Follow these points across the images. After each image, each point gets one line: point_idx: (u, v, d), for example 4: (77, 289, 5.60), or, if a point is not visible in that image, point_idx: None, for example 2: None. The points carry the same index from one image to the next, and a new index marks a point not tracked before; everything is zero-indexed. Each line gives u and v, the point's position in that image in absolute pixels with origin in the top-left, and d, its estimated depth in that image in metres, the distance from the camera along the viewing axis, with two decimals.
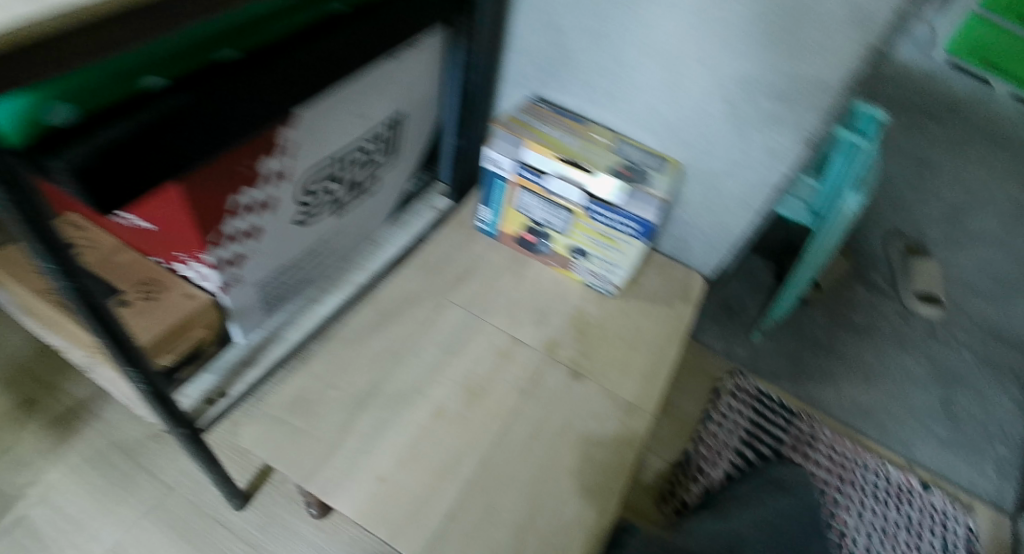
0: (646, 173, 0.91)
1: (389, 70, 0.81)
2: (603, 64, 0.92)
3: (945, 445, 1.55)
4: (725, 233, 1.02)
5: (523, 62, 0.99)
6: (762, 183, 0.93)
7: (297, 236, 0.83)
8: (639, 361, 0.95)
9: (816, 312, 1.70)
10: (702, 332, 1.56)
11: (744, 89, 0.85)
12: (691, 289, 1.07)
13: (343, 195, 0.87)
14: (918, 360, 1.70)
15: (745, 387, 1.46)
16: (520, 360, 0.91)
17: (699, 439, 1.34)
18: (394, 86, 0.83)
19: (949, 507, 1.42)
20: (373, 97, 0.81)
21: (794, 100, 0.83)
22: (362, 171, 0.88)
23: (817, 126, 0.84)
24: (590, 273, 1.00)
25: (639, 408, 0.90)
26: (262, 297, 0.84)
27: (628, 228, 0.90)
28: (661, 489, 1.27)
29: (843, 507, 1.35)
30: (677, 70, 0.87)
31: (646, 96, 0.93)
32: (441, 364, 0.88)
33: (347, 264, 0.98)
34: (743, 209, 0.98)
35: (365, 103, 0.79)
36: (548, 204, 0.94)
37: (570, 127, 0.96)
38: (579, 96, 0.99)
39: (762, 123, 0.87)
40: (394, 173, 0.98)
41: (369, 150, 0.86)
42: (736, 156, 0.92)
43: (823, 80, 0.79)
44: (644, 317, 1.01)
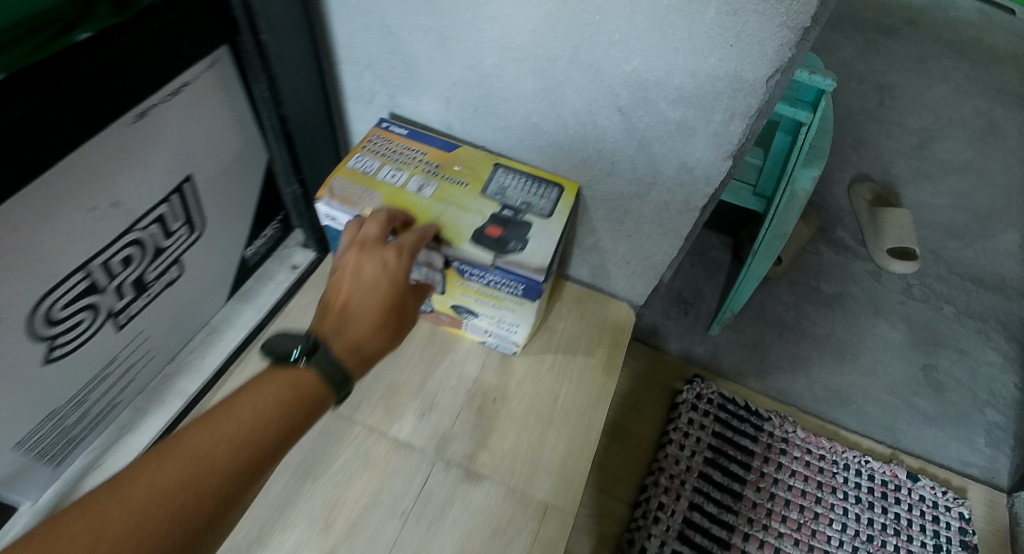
0: (527, 226, 0.70)
1: (148, 136, 0.57)
2: (459, 73, 0.70)
3: (929, 421, 1.41)
4: (649, 260, 0.82)
5: (361, 78, 0.75)
6: (683, 205, 0.73)
7: (64, 372, 0.62)
8: (556, 443, 0.77)
9: (780, 288, 1.53)
10: (653, 333, 1.39)
11: (641, 96, 0.63)
12: (618, 330, 0.87)
13: (128, 303, 0.65)
14: (895, 326, 1.54)
15: (707, 395, 1.27)
16: (399, 469, 0.74)
17: (658, 469, 1.18)
18: (167, 154, 0.60)
19: (938, 497, 1.27)
20: (127, 174, 0.57)
21: (706, 105, 0.61)
22: (151, 270, 0.65)
23: (742, 136, 0.63)
24: (485, 332, 0.80)
25: (555, 511, 0.72)
26: (40, 455, 0.65)
27: (512, 288, 0.70)
28: (617, 537, 1.12)
29: (824, 521, 1.20)
30: (550, 75, 0.65)
31: (521, 109, 0.71)
32: (293, 495, 0.71)
33: (172, 367, 0.77)
34: (666, 234, 0.78)
35: (113, 186, 0.56)
36: None
37: (431, 164, 0.74)
38: (441, 114, 0.76)
39: (671, 137, 0.66)
40: (218, 245, 0.75)
41: (151, 242, 0.63)
42: (643, 175, 0.72)
43: (741, 78, 0.58)
44: (561, 378, 0.82)
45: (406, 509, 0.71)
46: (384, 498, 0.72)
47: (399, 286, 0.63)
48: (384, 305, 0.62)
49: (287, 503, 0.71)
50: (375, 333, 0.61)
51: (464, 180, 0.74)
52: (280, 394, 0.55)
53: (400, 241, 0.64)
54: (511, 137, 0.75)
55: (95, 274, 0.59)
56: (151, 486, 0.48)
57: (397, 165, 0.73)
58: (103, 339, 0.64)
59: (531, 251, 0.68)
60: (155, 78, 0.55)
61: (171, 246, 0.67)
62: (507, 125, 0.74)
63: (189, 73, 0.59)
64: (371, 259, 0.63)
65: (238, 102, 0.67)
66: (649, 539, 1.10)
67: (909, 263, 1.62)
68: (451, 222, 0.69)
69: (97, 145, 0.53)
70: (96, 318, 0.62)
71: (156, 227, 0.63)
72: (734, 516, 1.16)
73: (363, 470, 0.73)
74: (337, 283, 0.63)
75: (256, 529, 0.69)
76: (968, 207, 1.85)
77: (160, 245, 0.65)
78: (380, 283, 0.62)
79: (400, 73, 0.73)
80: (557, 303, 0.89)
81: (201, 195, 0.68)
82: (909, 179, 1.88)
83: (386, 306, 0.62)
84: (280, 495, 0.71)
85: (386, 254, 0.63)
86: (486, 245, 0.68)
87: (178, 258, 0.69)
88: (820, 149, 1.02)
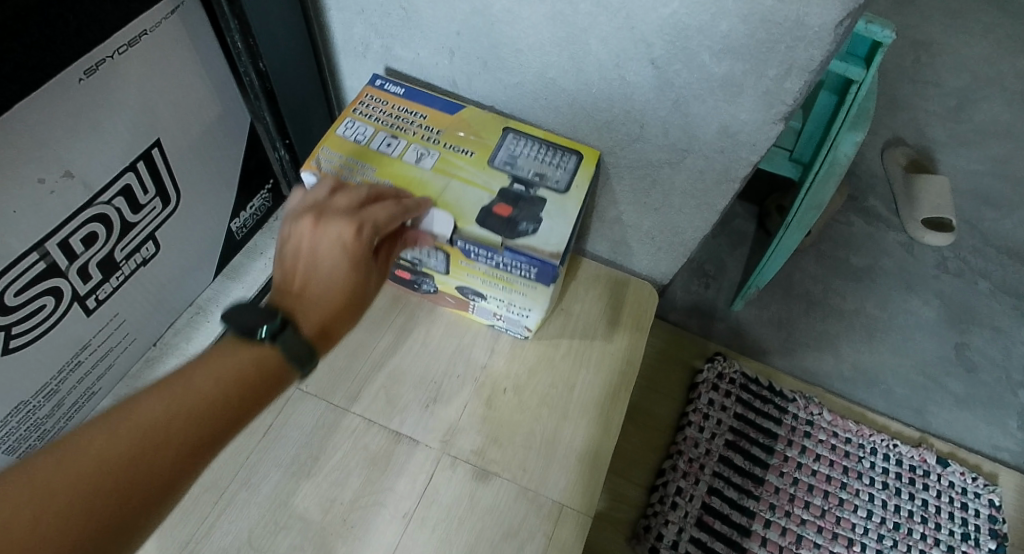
0: (540, 203, 0.62)
1: (102, 93, 0.50)
2: (466, 20, 0.61)
3: (960, 402, 1.34)
4: (677, 235, 0.74)
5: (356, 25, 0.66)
6: (721, 175, 0.64)
7: (25, 363, 0.55)
8: (572, 438, 0.70)
9: (807, 261, 1.44)
10: (672, 309, 1.31)
11: (679, 47, 0.54)
12: (642, 315, 0.79)
13: (97, 286, 0.58)
14: (928, 302, 1.46)
15: (729, 375, 1.21)
16: (404, 465, 0.66)
17: (677, 453, 1.12)
18: (127, 112, 0.53)
19: (969, 484, 1.21)
20: (79, 138, 0.50)
21: (757, 58, 0.52)
22: (121, 248, 0.58)
23: (798, 96, 0.54)
24: (495, 315, 0.73)
25: (573, 511, 0.66)
26: (10, 451, 0.58)
27: (524, 271, 0.62)
28: (633, 523, 1.06)
29: (849, 507, 1.14)
30: (572, 23, 0.56)
31: (537, 63, 0.62)
32: (286, 494, 0.64)
33: (157, 349, 0.70)
34: (699, 208, 0.69)
35: (62, 151, 0.49)
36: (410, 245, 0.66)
37: (433, 129, 0.66)
38: (446, 68, 0.67)
39: (712, 96, 0.57)
40: (200, 218, 0.68)
41: (117, 216, 0.56)
42: (676, 140, 0.63)
43: (804, 25, 0.49)
44: (578, 366, 0.75)
45: (411, 509, 0.64)
46: (386, 499, 0.64)
47: (361, 265, 0.56)
48: (344, 288, 0.55)
49: (280, 503, 0.63)
50: (339, 314, 0.55)
51: (470, 149, 0.66)
52: (238, 367, 0.50)
53: (366, 214, 0.55)
54: (525, 95, 0.66)
55: (52, 255, 0.52)
56: (101, 454, 0.45)
57: (394, 132, 0.65)
58: (71, 326, 0.57)
59: (544, 233, 0.61)
60: (102, 23, 0.47)
61: (140, 221, 0.59)
62: (522, 82, 0.65)
63: (146, 20, 0.51)
64: (330, 232, 0.55)
65: (212, 54, 0.59)
66: (666, 526, 1.05)
67: (946, 234, 1.51)
68: (454, 200, 0.62)
69: (36, 103, 0.45)
70: (60, 305, 0.55)
71: (120, 200, 0.56)
72: (755, 502, 1.11)
73: (364, 467, 0.66)
74: (296, 251, 0.56)
75: (246, 532, 0.61)
76: (1008, 174, 1.74)
77: (128, 220, 0.58)
78: (340, 264, 0.55)
79: (398, 21, 0.64)
80: (573, 283, 0.81)
81: (173, 161, 0.60)
82: (946, 143, 1.76)
83: (347, 288, 0.55)
84: (272, 495, 0.63)
85: (345, 227, 0.55)
86: (494, 228, 0.61)
87: (152, 234, 0.61)
88: (867, 110, 0.92)
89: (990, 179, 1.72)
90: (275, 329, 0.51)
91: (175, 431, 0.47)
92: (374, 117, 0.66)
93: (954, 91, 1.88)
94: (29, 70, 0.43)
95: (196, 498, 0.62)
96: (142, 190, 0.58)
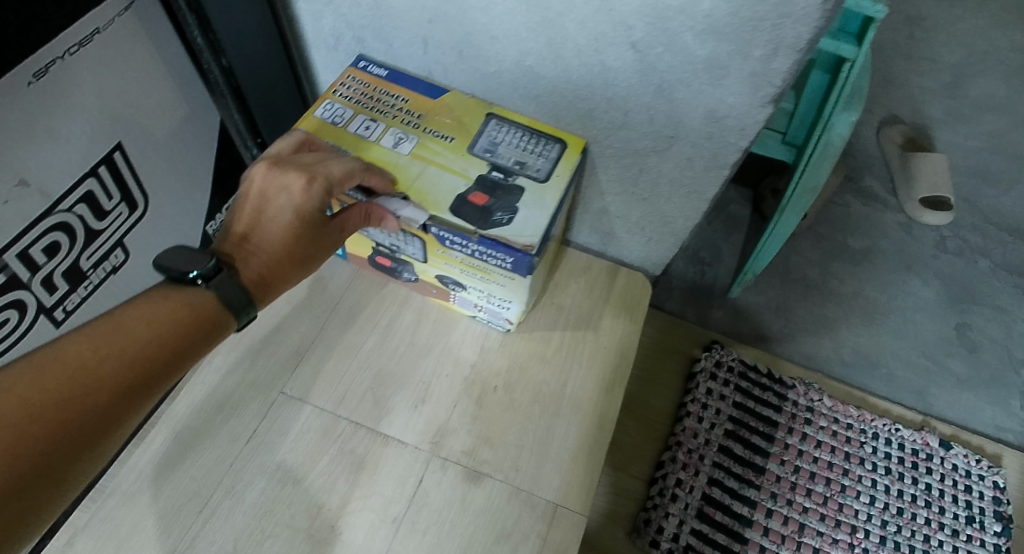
0: (518, 194, 0.60)
1: (56, 96, 0.48)
2: (438, 8, 0.58)
3: (962, 384, 1.32)
4: (668, 224, 0.72)
5: (326, 18, 0.64)
6: (709, 162, 0.62)
7: None
8: (564, 436, 0.68)
9: (804, 245, 1.42)
10: (667, 298, 1.29)
11: (660, 28, 0.52)
12: (633, 307, 0.77)
13: (61, 298, 0.56)
14: (927, 282, 1.44)
15: (727, 363, 1.19)
16: (393, 469, 0.64)
17: (677, 444, 1.10)
18: (85, 115, 0.51)
19: (972, 466, 1.19)
20: (32, 146, 0.48)
21: (743, 37, 0.50)
22: (85, 256, 0.56)
23: (786, 76, 0.52)
24: (475, 306, 0.71)
25: (566, 512, 0.64)
26: None
27: (499, 261, 0.60)
28: (633, 516, 1.05)
29: (852, 493, 1.13)
30: (548, 8, 0.54)
31: (515, 50, 0.59)
32: (273, 501, 0.61)
33: None
34: (688, 197, 0.67)
35: (13, 161, 0.46)
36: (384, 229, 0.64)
37: (414, 114, 0.64)
38: (421, 59, 0.65)
39: (698, 79, 0.55)
40: (173, 222, 0.65)
41: (77, 226, 0.54)
42: (663, 126, 0.60)
43: (791, 0, 0.46)
44: (570, 363, 0.73)
45: (400, 515, 0.62)
46: (376, 504, 0.63)
47: (308, 219, 0.56)
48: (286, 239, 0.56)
49: (267, 511, 0.61)
50: (280, 266, 0.56)
51: (449, 135, 0.63)
52: (176, 316, 0.51)
53: (319, 169, 0.56)
54: (504, 84, 0.64)
55: (13, 267, 0.50)
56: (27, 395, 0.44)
57: (372, 115, 0.64)
58: (39, 339, 0.55)
59: (517, 224, 0.58)
60: (47, 23, 0.45)
61: (106, 229, 0.57)
62: (499, 71, 0.62)
63: (99, 17, 0.48)
64: (283, 181, 0.56)
65: (173, 52, 0.57)
66: (667, 518, 1.03)
67: (944, 213, 1.50)
68: (429, 186, 0.60)
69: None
70: (22, 318, 0.53)
71: (84, 206, 0.54)
72: (756, 491, 1.09)
73: (352, 473, 0.64)
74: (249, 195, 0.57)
75: (231, 543, 0.59)
76: (1005, 150, 1.71)
77: (93, 227, 0.56)
78: (287, 215, 0.56)
79: (368, 10, 0.61)
80: (562, 276, 0.79)
81: (136, 165, 0.58)
82: (943, 120, 1.73)
83: (287, 240, 0.56)
84: (257, 503, 0.61)
85: (295, 179, 0.55)
86: (465, 217, 0.58)
87: (120, 240, 0.59)
88: (859, 89, 0.89)
89: (988, 155, 1.70)
90: (206, 274, 0.53)
91: (109, 373, 0.47)
92: (351, 101, 0.64)
93: (948, 67, 1.85)
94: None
95: (179, 509, 0.60)
96: (104, 198, 0.56)
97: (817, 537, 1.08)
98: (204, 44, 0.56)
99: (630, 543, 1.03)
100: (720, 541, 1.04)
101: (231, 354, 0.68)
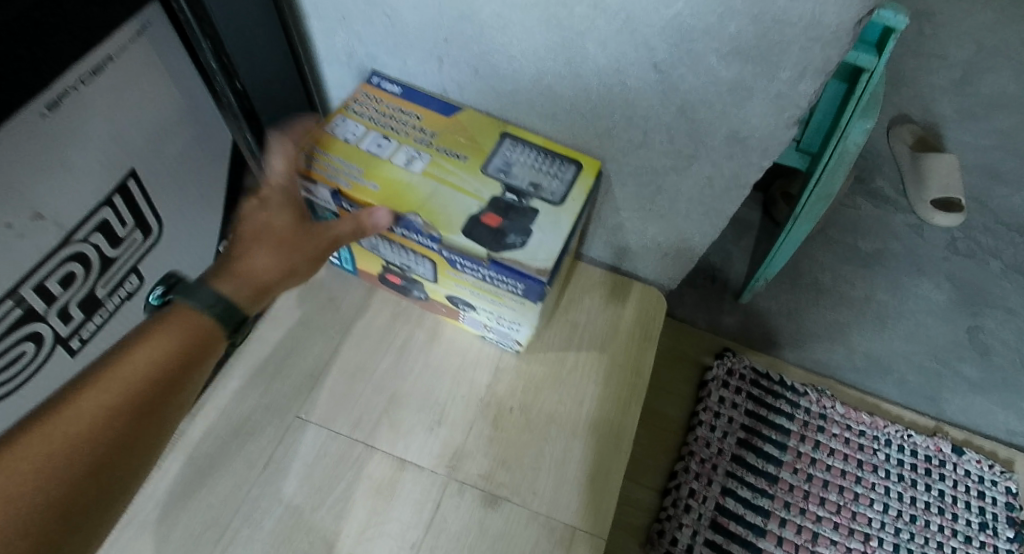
0: (532, 215, 0.59)
1: (70, 126, 0.47)
2: (454, 27, 0.57)
3: (974, 388, 1.31)
4: (686, 241, 0.71)
5: (338, 35, 0.62)
6: (730, 181, 0.61)
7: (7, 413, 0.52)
8: (582, 458, 0.67)
9: (814, 248, 1.40)
10: (677, 304, 1.27)
11: (685, 49, 0.50)
12: (649, 323, 0.76)
13: (74, 327, 0.55)
14: (939, 285, 1.43)
15: (739, 370, 1.18)
16: (410, 493, 0.64)
17: (689, 454, 1.09)
18: (98, 144, 0.50)
19: (984, 472, 1.19)
20: (45, 178, 0.46)
21: (772, 60, 0.49)
22: (100, 284, 0.55)
23: (813, 98, 0.51)
24: (483, 326, 0.70)
25: (584, 535, 0.64)
26: None
27: (511, 286, 0.59)
28: (647, 527, 1.04)
29: (865, 501, 1.12)
30: (569, 29, 0.53)
31: (532, 69, 0.58)
32: (293, 527, 0.61)
33: None
34: (707, 215, 0.66)
35: (25, 194, 0.45)
36: (396, 250, 0.63)
37: (425, 132, 0.63)
38: (435, 76, 0.64)
39: (721, 100, 0.53)
40: (183, 246, 0.64)
41: (91, 255, 0.53)
42: (684, 145, 0.59)
43: (821, 23, 0.45)
44: (586, 382, 0.72)
45: (419, 541, 0.62)
46: (395, 529, 0.62)
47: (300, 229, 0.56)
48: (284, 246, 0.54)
49: (284, 538, 0.60)
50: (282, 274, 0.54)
51: (463, 154, 0.62)
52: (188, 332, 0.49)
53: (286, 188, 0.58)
54: (520, 101, 0.62)
55: (29, 300, 0.49)
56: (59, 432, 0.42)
57: (385, 133, 0.61)
58: (53, 369, 0.54)
59: (527, 245, 0.57)
60: (67, 55, 0.43)
61: (120, 256, 0.56)
62: (515, 89, 0.61)
63: (111, 44, 0.47)
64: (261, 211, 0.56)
65: (185, 73, 0.56)
66: (681, 529, 1.03)
67: (955, 215, 1.49)
68: (441, 206, 0.58)
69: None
70: (35, 350, 0.52)
71: (99, 235, 0.53)
72: (769, 500, 1.08)
73: (369, 498, 0.63)
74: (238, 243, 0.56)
75: None
76: (1016, 149, 1.70)
77: (108, 256, 0.55)
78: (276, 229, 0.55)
79: (382, 28, 0.60)
80: (577, 292, 0.78)
81: (149, 191, 0.57)
82: (953, 119, 1.71)
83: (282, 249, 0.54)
84: (274, 530, 0.60)
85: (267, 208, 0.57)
86: (474, 236, 0.57)
87: (134, 266, 0.59)
88: (876, 96, 0.88)
89: (998, 154, 1.68)
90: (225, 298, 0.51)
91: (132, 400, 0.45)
92: (364, 114, 0.62)
93: (957, 64, 1.83)
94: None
95: (196, 538, 0.59)
96: (120, 226, 0.55)
97: (831, 546, 1.07)
98: (217, 67, 0.55)
99: None
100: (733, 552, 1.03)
101: (244, 377, 0.67)
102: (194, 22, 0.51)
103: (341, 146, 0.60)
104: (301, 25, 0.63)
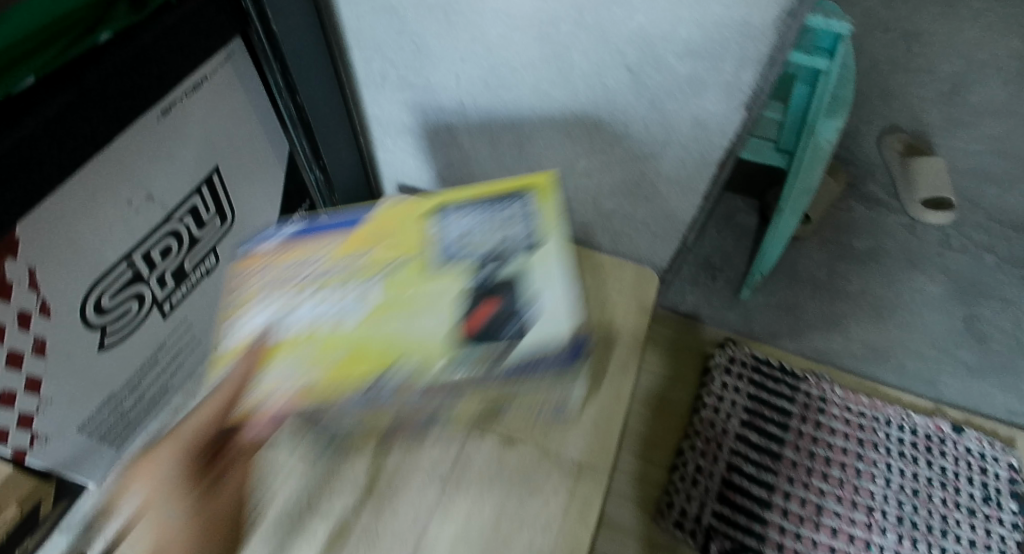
0: (514, 285, 0.63)
1: (175, 127, 0.61)
2: (468, 47, 0.71)
3: (972, 373, 1.38)
4: (671, 220, 0.83)
5: (373, 61, 0.77)
6: (699, 161, 0.73)
7: (116, 360, 0.65)
8: (586, 407, 0.77)
9: (811, 247, 1.50)
10: (681, 300, 1.37)
11: (648, 52, 0.64)
12: (644, 294, 0.87)
13: (167, 292, 0.68)
14: (933, 278, 1.51)
15: (740, 358, 1.27)
16: (438, 436, 0.74)
17: (695, 434, 1.18)
18: (192, 143, 0.64)
19: (984, 448, 1.26)
20: (156, 170, 0.61)
21: (717, 56, 0.61)
22: (188, 258, 0.69)
23: (754, 85, 0.63)
24: (523, 407, 0.73)
25: (589, 469, 0.73)
26: (99, 437, 0.68)
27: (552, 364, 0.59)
28: (658, 500, 1.12)
29: (867, 476, 1.19)
30: (559, 42, 0.66)
31: (531, 77, 0.72)
32: (345, 461, 0.73)
33: (215, 351, 0.79)
34: (685, 193, 0.78)
35: (142, 180, 0.60)
36: (364, 396, 0.57)
37: (337, 267, 0.67)
38: (452, 90, 0.78)
39: (681, 92, 0.66)
40: (248, 234, 0.78)
41: (183, 232, 0.67)
42: (658, 133, 0.72)
43: (750, 24, 0.58)
44: (588, 345, 0.82)
45: (447, 474, 0.72)
46: (426, 465, 0.72)
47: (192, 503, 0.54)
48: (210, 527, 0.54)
49: (334, 471, 0.72)
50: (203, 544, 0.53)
51: (401, 266, 0.66)
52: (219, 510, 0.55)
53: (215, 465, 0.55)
54: (521, 105, 0.76)
55: (137, 264, 0.63)
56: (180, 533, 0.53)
57: (320, 286, 0.65)
58: (151, 326, 0.68)
59: (544, 307, 0.62)
60: (178, 73, 0.58)
61: (204, 237, 0.70)
62: (517, 95, 0.75)
63: (205, 67, 0.62)
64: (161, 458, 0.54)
65: (254, 91, 0.70)
66: (689, 501, 1.11)
67: (945, 213, 1.58)
68: (402, 334, 0.60)
69: (127, 139, 0.57)
70: (139, 307, 0.65)
71: (189, 217, 0.67)
72: (774, 476, 1.16)
73: (403, 440, 0.74)
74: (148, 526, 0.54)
75: (305, 497, 0.70)
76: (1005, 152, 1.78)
77: (195, 235, 0.69)
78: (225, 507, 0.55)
79: (409, 52, 0.74)
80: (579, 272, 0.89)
81: (226, 185, 0.71)
82: (943, 125, 1.81)
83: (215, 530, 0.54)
84: (325, 464, 0.72)
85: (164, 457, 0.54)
86: (486, 340, 0.60)
87: (213, 247, 0.73)
88: (841, 99, 1.01)
89: (988, 158, 1.77)
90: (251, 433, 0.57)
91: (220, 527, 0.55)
92: (269, 277, 0.66)
93: None
94: (121, 114, 0.54)
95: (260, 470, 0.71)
96: (204, 211, 0.69)
97: (836, 518, 1.13)
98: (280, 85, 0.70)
99: (656, 525, 1.10)
100: (741, 523, 1.10)
101: None
102: (268, 48, 0.66)
103: (281, 340, 0.61)
104: (342, 54, 0.78)
